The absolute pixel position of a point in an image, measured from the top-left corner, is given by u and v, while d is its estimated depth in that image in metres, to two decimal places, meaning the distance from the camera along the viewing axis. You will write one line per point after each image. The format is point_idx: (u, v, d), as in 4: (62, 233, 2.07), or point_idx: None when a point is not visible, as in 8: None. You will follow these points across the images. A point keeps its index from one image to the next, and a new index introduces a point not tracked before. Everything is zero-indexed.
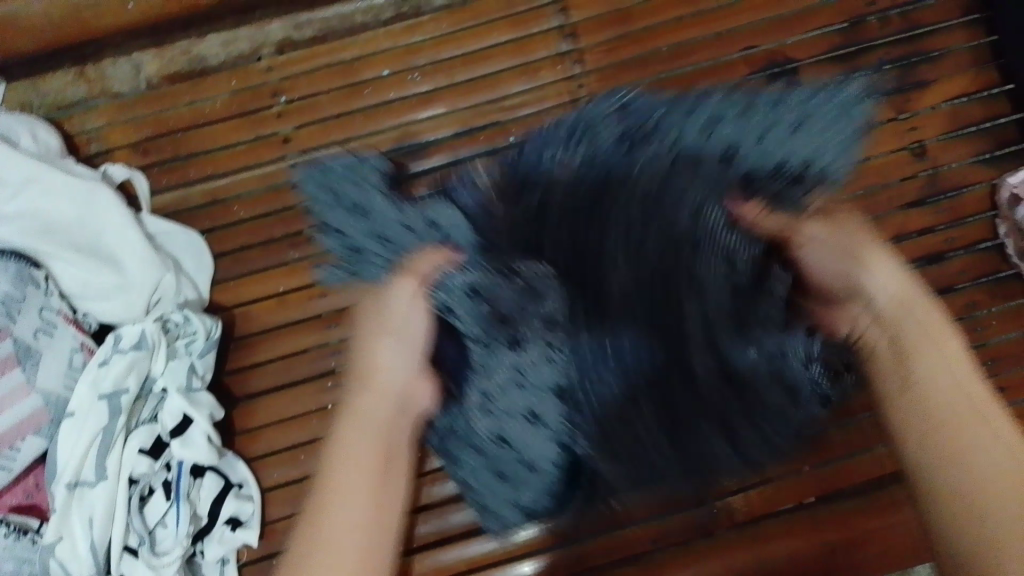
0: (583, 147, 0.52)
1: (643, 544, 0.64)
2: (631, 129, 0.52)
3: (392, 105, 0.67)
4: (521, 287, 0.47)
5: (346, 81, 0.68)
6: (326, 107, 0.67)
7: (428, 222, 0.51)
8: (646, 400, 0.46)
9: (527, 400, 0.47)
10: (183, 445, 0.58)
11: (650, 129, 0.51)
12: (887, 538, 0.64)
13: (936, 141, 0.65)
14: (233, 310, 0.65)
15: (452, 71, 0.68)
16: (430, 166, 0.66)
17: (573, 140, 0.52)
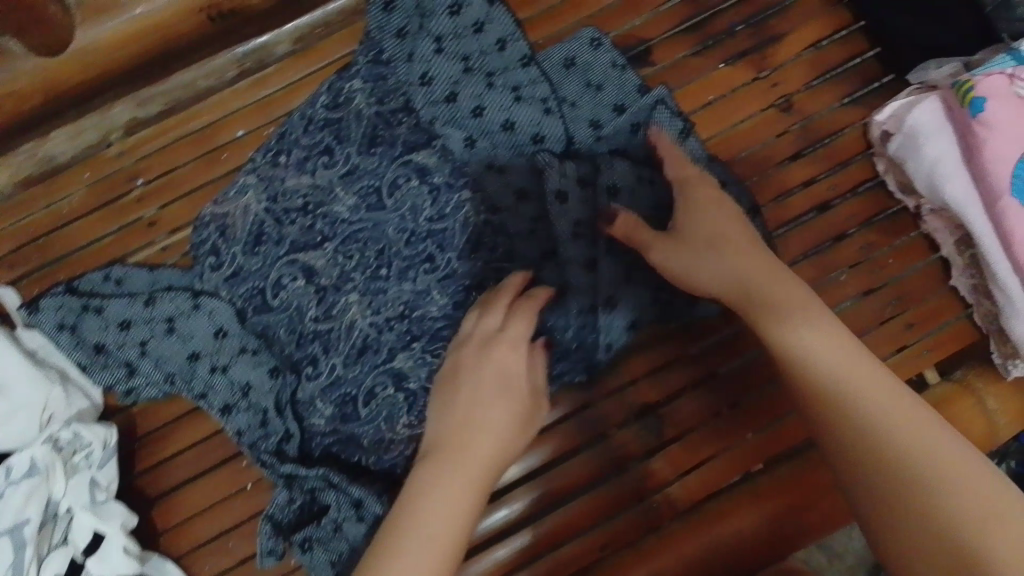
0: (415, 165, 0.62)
1: (593, 555, 0.60)
2: (377, 186, 0.62)
3: None
4: (355, 346, 0.59)
5: (204, 149, 0.65)
6: (186, 180, 0.65)
7: (257, 253, 0.61)
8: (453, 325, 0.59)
9: (339, 383, 0.59)
10: (100, 560, 0.56)
11: (421, 148, 0.62)
12: (840, 490, 0.59)
13: (801, 92, 0.64)
14: (133, 409, 0.63)
15: None
16: None
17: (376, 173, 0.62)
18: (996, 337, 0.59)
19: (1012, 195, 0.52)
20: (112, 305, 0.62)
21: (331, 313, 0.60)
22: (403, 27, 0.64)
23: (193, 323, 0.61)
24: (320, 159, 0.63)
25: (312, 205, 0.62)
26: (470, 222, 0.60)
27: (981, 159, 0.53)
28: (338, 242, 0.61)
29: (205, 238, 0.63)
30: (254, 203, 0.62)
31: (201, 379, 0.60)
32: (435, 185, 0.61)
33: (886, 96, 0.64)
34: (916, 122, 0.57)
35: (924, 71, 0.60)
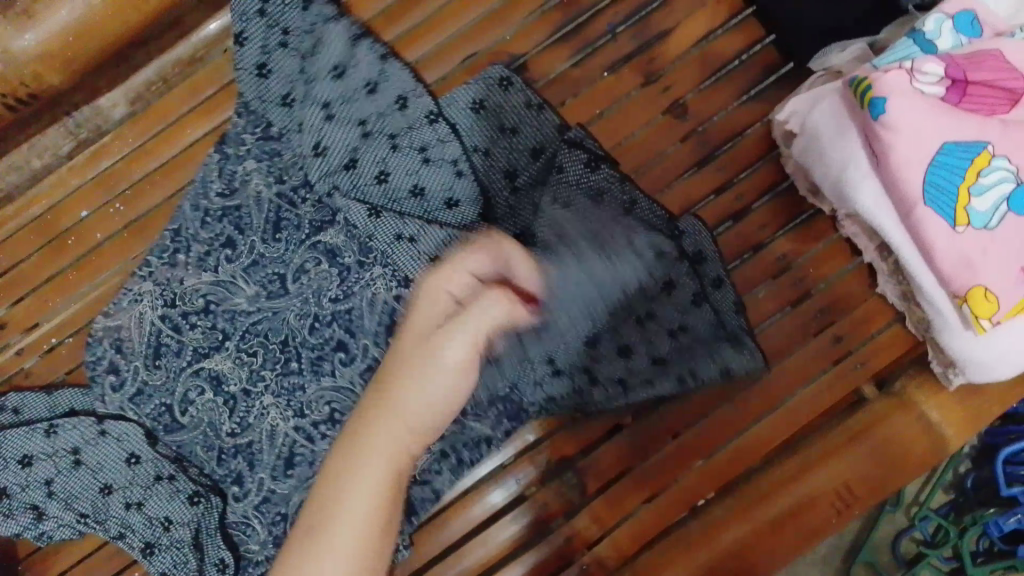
0: (321, 247, 0.54)
1: None
2: (283, 274, 0.54)
3: (102, 247, 0.59)
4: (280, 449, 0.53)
5: (49, 235, 0.59)
6: (34, 272, 0.59)
7: (157, 369, 0.54)
8: None
9: (272, 500, 0.53)
10: None
11: (322, 226, 0.54)
12: (784, 533, 0.52)
13: (694, 93, 0.57)
14: None
15: (153, 191, 0.58)
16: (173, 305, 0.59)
17: (278, 260, 0.55)
18: (932, 342, 0.53)
19: (927, 203, 0.46)
20: (7, 441, 0.54)
21: (248, 424, 0.53)
22: (286, 90, 0.55)
23: (100, 452, 0.54)
24: (219, 252, 0.55)
25: (213, 305, 0.54)
26: (380, 301, 0.53)
27: (889, 166, 0.46)
28: (239, 341, 0.54)
29: (96, 355, 0.54)
30: (149, 311, 0.54)
31: (116, 518, 0.53)
32: (346, 266, 0.54)
33: (790, 86, 0.57)
34: (817, 121, 0.51)
35: (825, 57, 0.54)
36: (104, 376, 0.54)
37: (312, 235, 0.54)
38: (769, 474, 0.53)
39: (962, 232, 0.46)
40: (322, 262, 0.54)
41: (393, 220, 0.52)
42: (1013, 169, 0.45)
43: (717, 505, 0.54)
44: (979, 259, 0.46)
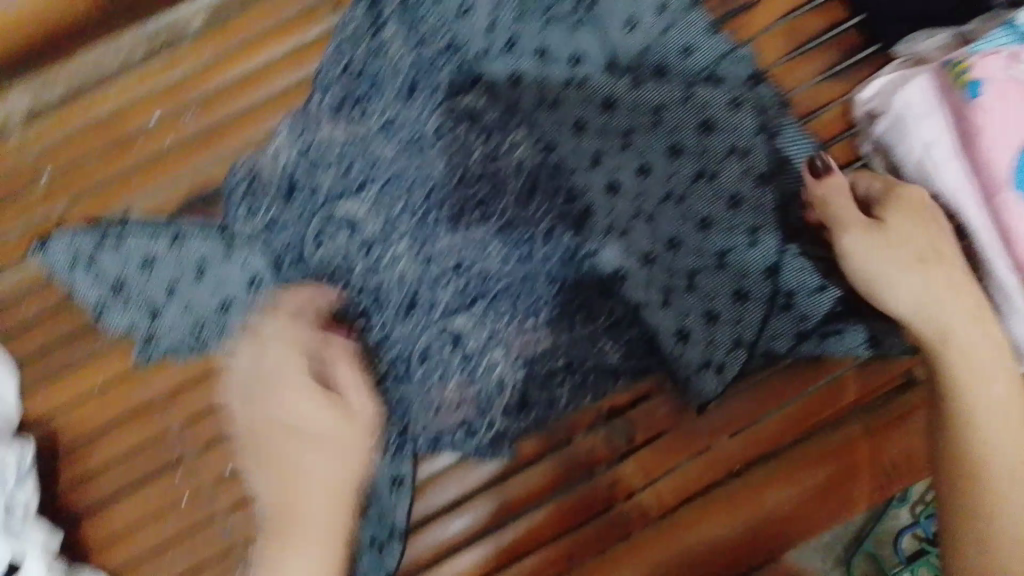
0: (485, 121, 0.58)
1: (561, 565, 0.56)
2: (418, 136, 0.58)
3: (173, 151, 0.58)
4: (375, 313, 0.57)
5: (117, 134, 0.58)
6: (99, 168, 0.58)
7: (291, 203, 0.57)
8: (495, 297, 0.57)
9: (402, 308, 0.57)
10: None
11: (510, 123, 0.58)
12: (831, 494, 0.55)
13: (777, 65, 0.58)
14: (52, 420, 0.58)
15: (232, 99, 0.58)
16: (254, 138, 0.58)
17: (462, 118, 0.58)
18: None
19: (1014, 188, 0.49)
20: (131, 242, 0.57)
21: (381, 266, 0.57)
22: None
23: (224, 269, 0.58)
24: (354, 107, 0.58)
25: (350, 155, 0.58)
26: (526, 164, 0.57)
27: (982, 147, 0.49)
28: (382, 185, 0.58)
29: (246, 167, 0.57)
30: (286, 148, 0.57)
31: (233, 332, 0.58)
32: (488, 124, 0.58)
33: (870, 68, 0.58)
34: (907, 101, 0.51)
35: (911, 44, 0.56)
36: (246, 179, 0.57)
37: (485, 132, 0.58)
38: (808, 442, 0.56)
39: None
40: (465, 122, 0.58)
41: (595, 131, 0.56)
42: None
43: (755, 467, 0.56)
44: None
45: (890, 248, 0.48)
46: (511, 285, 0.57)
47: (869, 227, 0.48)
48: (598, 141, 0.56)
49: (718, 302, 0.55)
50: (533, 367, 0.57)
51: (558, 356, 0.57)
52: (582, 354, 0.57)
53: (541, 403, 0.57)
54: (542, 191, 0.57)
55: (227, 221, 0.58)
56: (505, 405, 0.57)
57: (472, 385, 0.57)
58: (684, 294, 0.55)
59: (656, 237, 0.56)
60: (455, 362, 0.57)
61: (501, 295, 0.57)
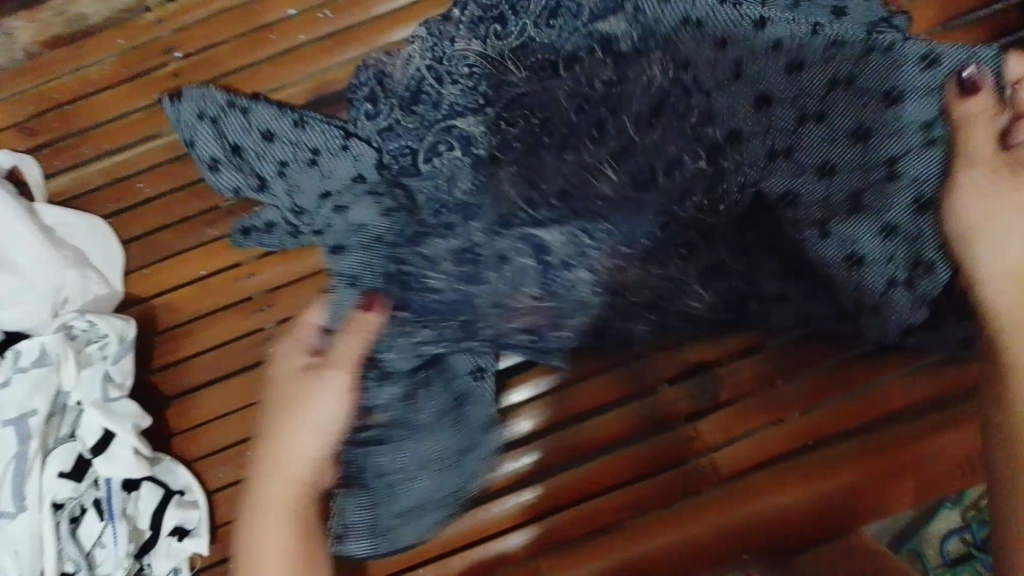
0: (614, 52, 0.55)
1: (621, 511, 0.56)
2: (551, 61, 0.56)
3: (304, 50, 0.58)
4: (469, 229, 0.54)
5: (251, 25, 0.59)
6: (228, 58, 0.59)
7: (411, 112, 0.56)
8: (584, 231, 0.54)
9: (490, 230, 0.54)
10: (107, 462, 0.53)
11: (649, 57, 0.55)
12: (905, 482, 0.53)
13: (923, 36, 0.56)
14: (152, 301, 0.59)
15: (368, 4, 0.58)
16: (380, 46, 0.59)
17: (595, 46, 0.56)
18: None
19: None
20: (256, 111, 0.57)
21: (482, 186, 0.55)
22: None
23: (335, 162, 0.56)
24: (492, 26, 0.56)
25: (482, 73, 0.56)
26: (654, 84, 0.55)
27: None
28: (501, 107, 0.55)
29: (370, 71, 0.57)
30: (417, 57, 0.56)
31: (324, 219, 0.56)
32: (620, 56, 0.55)
33: None
34: None
35: None
36: (371, 75, 0.57)
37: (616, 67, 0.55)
38: (898, 428, 0.54)
39: None
40: (600, 52, 0.56)
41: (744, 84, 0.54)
42: None
43: (836, 444, 0.55)
44: None
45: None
46: (610, 220, 0.55)
47: (987, 216, 0.48)
48: (743, 89, 0.54)
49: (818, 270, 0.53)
50: (615, 320, 0.55)
51: (646, 306, 0.54)
52: (664, 307, 0.54)
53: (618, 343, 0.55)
54: (664, 135, 0.55)
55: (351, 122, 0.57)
56: (571, 352, 0.56)
57: (552, 299, 0.54)
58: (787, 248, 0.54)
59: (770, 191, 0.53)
60: (536, 290, 0.54)
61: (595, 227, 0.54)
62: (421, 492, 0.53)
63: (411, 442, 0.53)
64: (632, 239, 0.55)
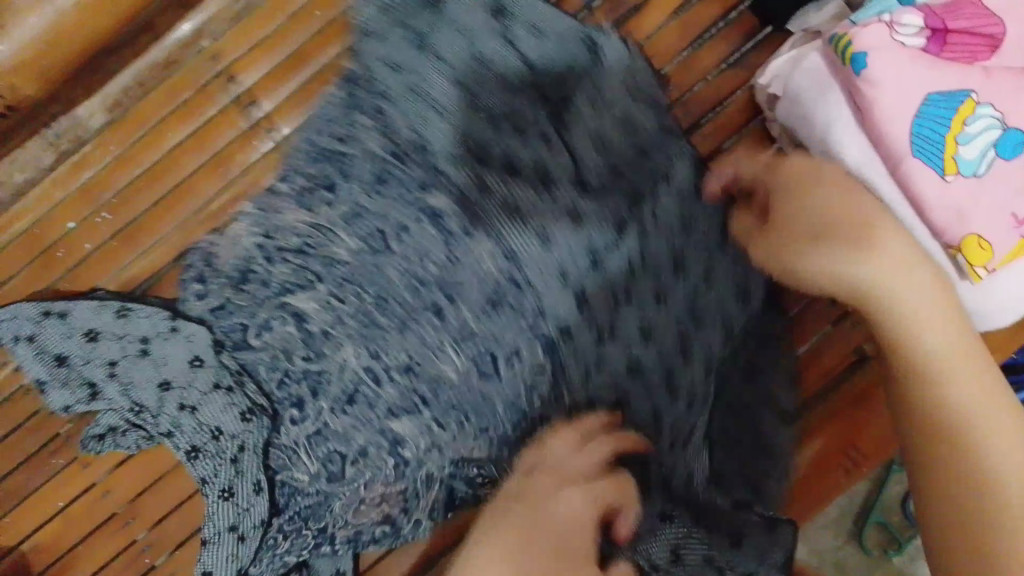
0: (439, 220, 0.55)
1: None
2: (381, 229, 0.55)
3: (94, 258, 0.59)
4: (314, 404, 0.57)
5: (36, 251, 0.59)
6: (25, 289, 0.59)
7: (244, 291, 0.57)
8: (421, 394, 0.56)
9: (342, 404, 0.57)
10: None
11: (463, 223, 0.54)
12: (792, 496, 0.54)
13: (674, 64, 0.57)
14: (23, 547, 0.58)
15: (140, 196, 0.59)
16: (163, 234, 0.59)
17: (411, 211, 0.55)
18: None
19: (915, 155, 0.47)
20: (76, 311, 0.57)
21: (322, 355, 0.57)
22: (410, 80, 0.54)
23: (169, 348, 0.57)
24: (320, 194, 0.55)
25: (309, 245, 0.56)
26: (487, 275, 0.54)
27: (873, 120, 0.47)
28: (333, 284, 0.56)
29: (198, 255, 0.57)
30: (247, 235, 0.56)
31: (167, 416, 0.57)
32: (449, 232, 0.55)
33: (770, 49, 0.57)
34: (800, 81, 0.51)
35: (803, 19, 0.54)
36: (199, 266, 0.57)
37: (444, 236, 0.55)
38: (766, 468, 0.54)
39: (951, 181, 0.46)
40: (418, 218, 0.55)
41: (540, 216, 0.53)
42: (999, 114, 0.46)
43: None
44: (970, 213, 0.47)
45: (907, 255, 0.38)
46: (464, 383, 0.55)
47: (870, 226, 0.38)
48: (543, 226, 0.53)
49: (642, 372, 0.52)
50: (459, 471, 0.55)
51: (474, 464, 0.55)
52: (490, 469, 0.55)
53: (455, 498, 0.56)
54: (506, 305, 0.55)
55: (177, 303, 0.57)
56: (428, 507, 0.57)
57: (399, 483, 0.57)
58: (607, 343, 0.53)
59: (561, 306, 0.54)
60: (389, 459, 0.56)
61: (453, 365, 0.55)
62: None
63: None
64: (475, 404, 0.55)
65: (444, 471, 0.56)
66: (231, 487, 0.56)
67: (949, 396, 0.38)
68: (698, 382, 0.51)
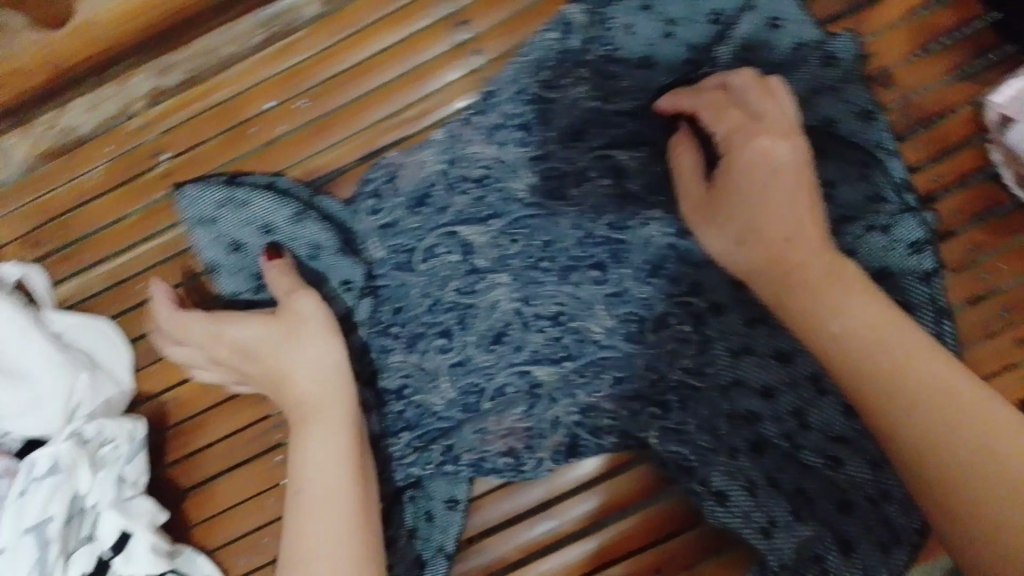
0: (626, 185, 0.56)
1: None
2: (562, 171, 0.57)
3: (283, 141, 0.60)
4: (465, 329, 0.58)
5: (226, 125, 0.60)
6: (211, 156, 0.60)
7: (420, 208, 0.58)
8: (581, 352, 0.58)
9: (488, 341, 0.58)
10: (127, 560, 0.55)
11: (649, 198, 0.56)
12: None
13: (903, 63, 0.55)
14: (162, 397, 0.61)
15: (337, 91, 0.60)
16: (349, 133, 0.60)
17: (607, 172, 0.56)
18: None
19: None
20: (253, 207, 0.57)
21: (478, 287, 0.58)
22: (648, 52, 0.56)
23: (338, 258, 0.57)
24: (513, 133, 0.57)
25: (491, 178, 0.57)
26: (654, 242, 0.56)
27: None
28: (507, 220, 0.58)
29: (383, 165, 0.58)
30: (431, 158, 0.58)
31: None
32: (631, 192, 0.56)
33: (1005, 70, 0.54)
34: None
35: None
36: (379, 173, 0.58)
37: (624, 204, 0.56)
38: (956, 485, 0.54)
39: None
40: (609, 177, 0.56)
41: None
42: None
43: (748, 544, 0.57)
44: None
45: (798, 224, 0.45)
46: (610, 347, 0.57)
47: (822, 286, 0.42)
48: None
49: (787, 381, 0.54)
50: (589, 420, 0.57)
51: (607, 417, 0.57)
52: (627, 433, 0.57)
53: (590, 452, 0.57)
54: (664, 276, 0.57)
55: (349, 212, 0.59)
56: (553, 449, 0.57)
57: (526, 422, 0.58)
58: (766, 334, 0.55)
59: (723, 291, 0.55)
60: (524, 391, 0.58)
61: (610, 331, 0.57)
62: None
63: (411, 535, 0.58)
64: (612, 365, 0.57)
65: (571, 417, 0.57)
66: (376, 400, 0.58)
67: (846, 362, 0.40)
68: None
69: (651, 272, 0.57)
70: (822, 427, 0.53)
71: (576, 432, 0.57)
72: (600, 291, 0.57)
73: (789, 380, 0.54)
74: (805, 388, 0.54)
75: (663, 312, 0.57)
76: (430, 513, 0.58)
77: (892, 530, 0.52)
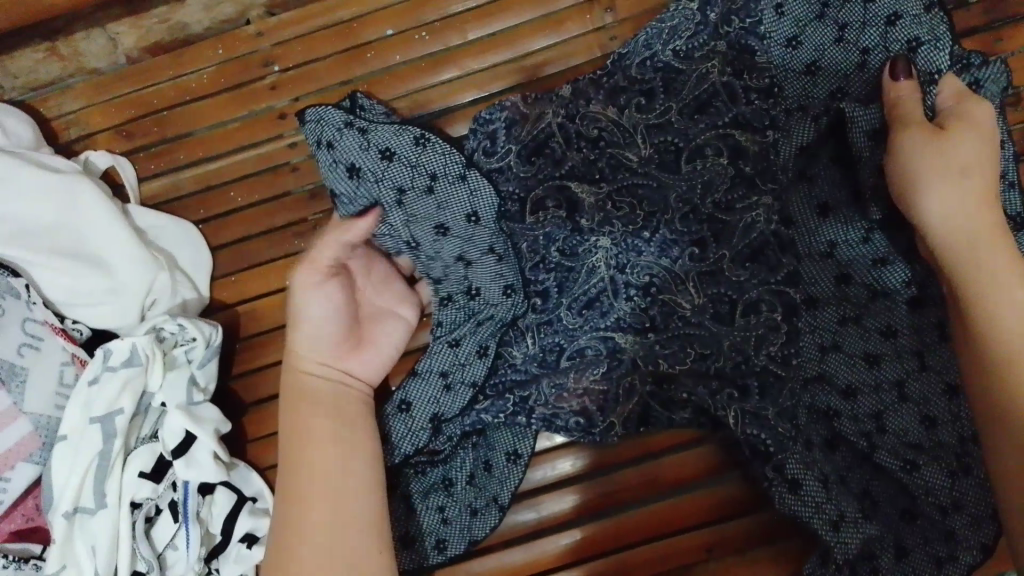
0: (740, 167, 0.56)
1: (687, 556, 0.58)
2: (678, 146, 0.57)
3: (400, 70, 0.60)
4: (560, 288, 0.59)
5: (345, 45, 0.60)
6: (326, 74, 0.60)
7: (533, 162, 0.58)
8: (664, 325, 0.57)
9: (576, 306, 0.58)
10: (188, 465, 0.54)
11: (759, 182, 0.56)
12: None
13: None
14: (237, 308, 0.60)
15: (463, 28, 0.60)
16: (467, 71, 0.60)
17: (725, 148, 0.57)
18: None
19: None
20: (377, 133, 0.53)
21: (577, 250, 0.58)
22: (794, 34, 0.56)
23: (452, 191, 0.54)
24: (637, 98, 0.57)
25: (606, 142, 0.58)
26: (756, 228, 0.56)
27: None
28: (615, 187, 0.58)
29: (501, 110, 0.58)
30: (552, 112, 0.57)
31: (440, 262, 0.56)
32: (744, 175, 0.56)
33: None
34: None
35: None
36: (498, 121, 0.58)
37: (736, 188, 0.56)
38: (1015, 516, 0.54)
39: None
40: (726, 156, 0.57)
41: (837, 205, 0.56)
42: None
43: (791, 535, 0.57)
44: None
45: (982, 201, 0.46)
46: (696, 325, 0.57)
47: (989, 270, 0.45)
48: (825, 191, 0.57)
49: (872, 379, 0.55)
50: (662, 392, 0.57)
51: (683, 392, 0.56)
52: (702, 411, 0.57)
53: (659, 424, 0.57)
54: (763, 260, 0.56)
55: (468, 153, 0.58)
56: (623, 416, 0.57)
57: (602, 384, 0.57)
58: (855, 331, 0.55)
59: (823, 285, 0.56)
60: (602, 355, 0.58)
61: (700, 308, 0.57)
62: (472, 532, 0.57)
63: (470, 481, 0.58)
64: (698, 343, 0.57)
65: (645, 387, 0.57)
66: (457, 340, 0.56)
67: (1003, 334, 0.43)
68: (937, 399, 0.53)
69: (750, 257, 0.56)
70: (892, 431, 0.54)
71: (648, 402, 0.57)
72: (695, 267, 0.57)
73: (871, 381, 0.55)
74: (885, 390, 0.54)
75: (757, 296, 0.56)
76: (490, 462, 0.58)
77: (955, 539, 0.52)
